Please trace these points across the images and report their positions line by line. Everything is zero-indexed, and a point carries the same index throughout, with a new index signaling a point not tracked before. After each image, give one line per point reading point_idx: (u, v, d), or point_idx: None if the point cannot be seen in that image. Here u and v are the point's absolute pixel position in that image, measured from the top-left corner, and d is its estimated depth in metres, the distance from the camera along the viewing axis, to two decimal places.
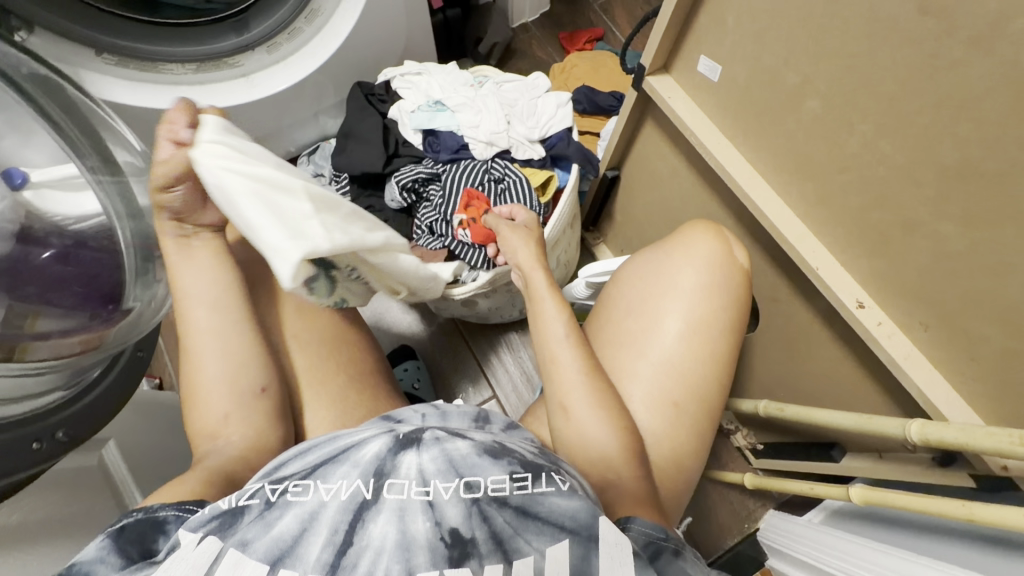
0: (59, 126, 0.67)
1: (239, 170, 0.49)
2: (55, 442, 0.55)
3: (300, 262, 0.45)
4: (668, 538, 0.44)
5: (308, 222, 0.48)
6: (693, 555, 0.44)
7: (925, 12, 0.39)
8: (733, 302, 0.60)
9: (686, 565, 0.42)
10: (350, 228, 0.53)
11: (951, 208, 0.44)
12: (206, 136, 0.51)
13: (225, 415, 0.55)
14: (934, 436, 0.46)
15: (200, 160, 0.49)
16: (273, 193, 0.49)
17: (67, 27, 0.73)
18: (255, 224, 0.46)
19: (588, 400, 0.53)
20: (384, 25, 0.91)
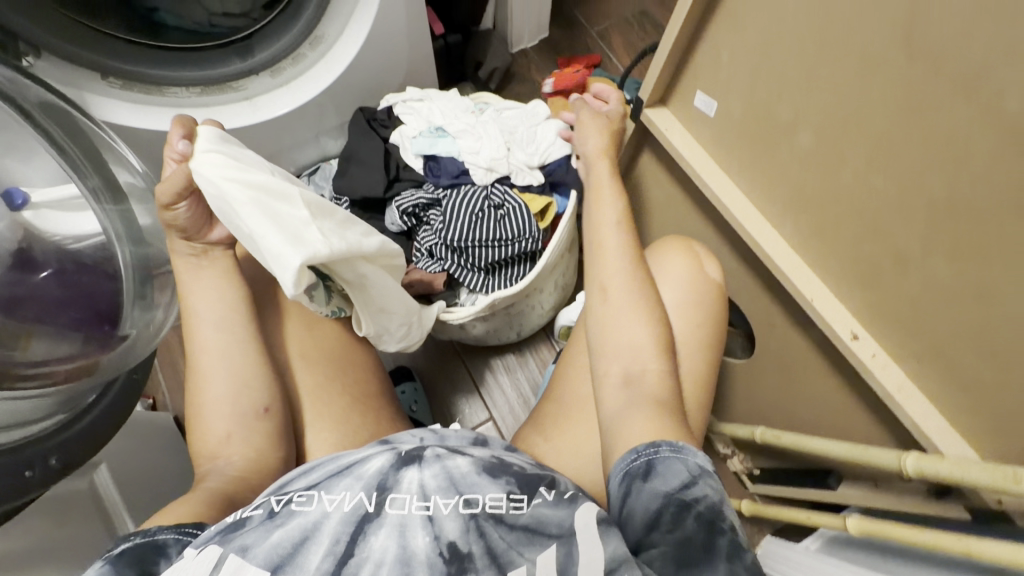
0: (64, 151, 0.66)
1: (237, 180, 0.51)
2: (48, 469, 0.54)
3: (300, 268, 0.48)
4: (638, 458, 0.45)
5: (307, 227, 0.50)
6: (669, 458, 0.44)
7: (913, 60, 0.41)
8: (709, 323, 0.61)
9: (658, 483, 0.43)
10: (347, 231, 0.55)
11: (941, 244, 0.45)
12: (203, 148, 0.53)
13: (228, 434, 0.55)
14: (930, 469, 0.46)
15: (200, 173, 0.52)
16: (271, 201, 0.51)
17: (73, 53, 0.74)
18: (257, 232, 0.48)
19: (630, 301, 0.55)
20: (386, 52, 0.92)
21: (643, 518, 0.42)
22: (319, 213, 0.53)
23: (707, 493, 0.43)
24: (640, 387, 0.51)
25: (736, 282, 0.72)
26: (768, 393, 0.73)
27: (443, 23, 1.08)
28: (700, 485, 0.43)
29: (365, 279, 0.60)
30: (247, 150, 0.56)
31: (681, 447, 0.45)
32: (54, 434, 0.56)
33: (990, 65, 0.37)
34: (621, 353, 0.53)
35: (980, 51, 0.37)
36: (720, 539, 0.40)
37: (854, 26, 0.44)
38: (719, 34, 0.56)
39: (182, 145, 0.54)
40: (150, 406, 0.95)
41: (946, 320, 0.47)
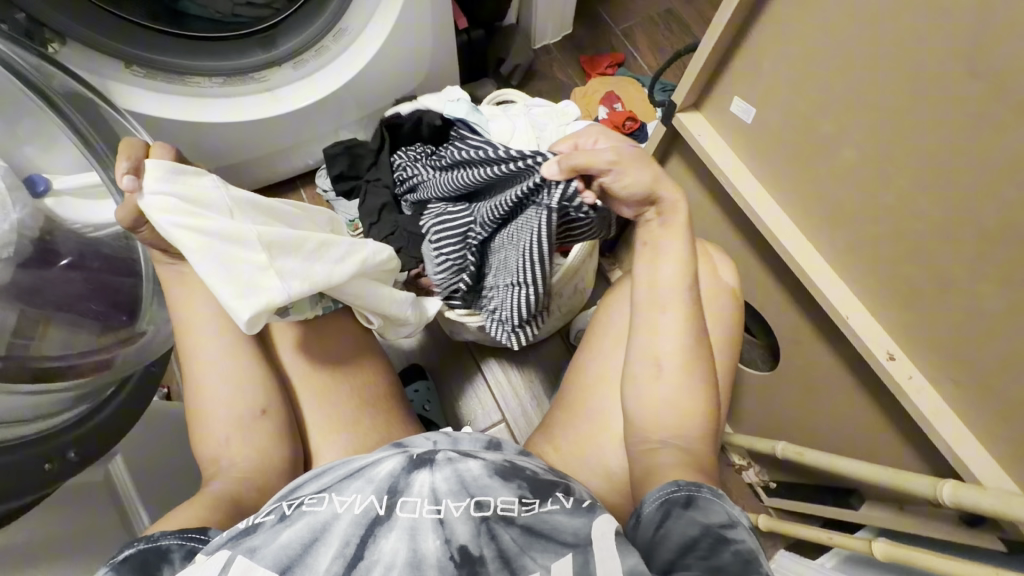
0: (89, 141, 0.67)
1: (190, 225, 0.48)
2: (67, 462, 0.54)
3: (253, 317, 0.47)
4: (679, 489, 0.43)
5: (264, 275, 0.48)
6: (709, 498, 0.43)
7: (974, 75, 0.39)
8: (726, 328, 0.60)
9: (698, 514, 0.41)
10: (314, 266, 0.52)
11: (988, 269, 0.43)
12: (152, 186, 0.49)
13: (227, 438, 0.56)
14: (968, 500, 0.45)
15: (151, 218, 0.48)
16: (226, 247, 0.48)
17: (101, 41, 0.73)
18: (207, 280, 0.46)
19: (678, 364, 0.52)
20: (410, 46, 0.91)
21: (677, 541, 0.39)
22: (283, 253, 0.50)
23: (746, 540, 0.39)
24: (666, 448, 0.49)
25: (763, 295, 0.70)
26: (790, 408, 0.72)
27: (467, 18, 1.06)
28: (740, 530, 0.40)
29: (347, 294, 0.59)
30: (205, 178, 0.51)
31: (723, 493, 0.44)
32: (71, 429, 0.56)
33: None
34: (663, 422, 0.51)
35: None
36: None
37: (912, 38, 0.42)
38: (761, 40, 0.54)
39: (127, 181, 0.49)
40: (165, 395, 0.95)
41: (991, 348, 0.45)
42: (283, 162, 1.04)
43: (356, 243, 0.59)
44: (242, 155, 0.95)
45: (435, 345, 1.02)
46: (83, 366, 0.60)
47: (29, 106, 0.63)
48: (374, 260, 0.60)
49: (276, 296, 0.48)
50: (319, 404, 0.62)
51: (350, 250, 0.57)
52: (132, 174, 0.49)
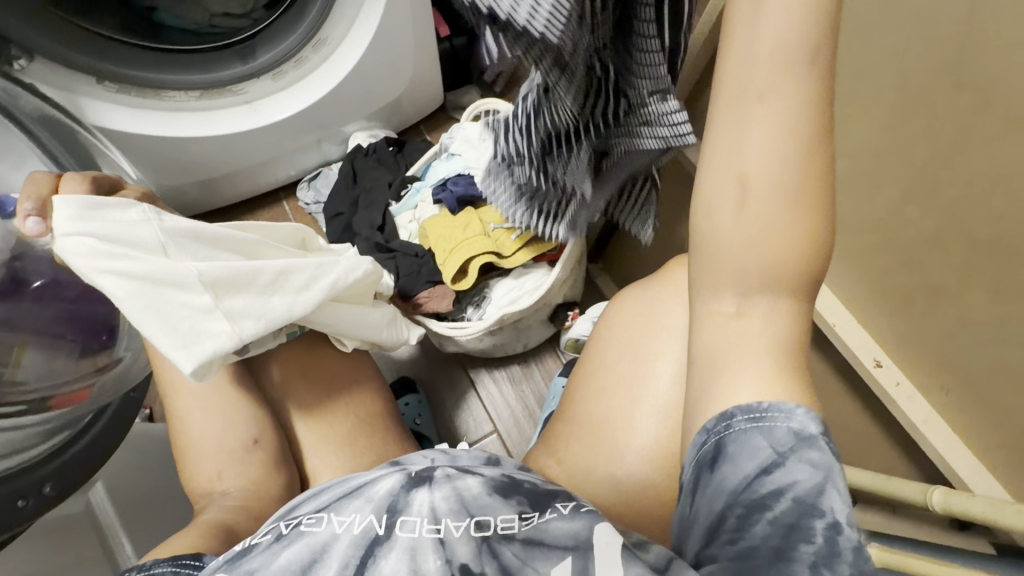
0: (58, 157, 0.64)
1: (117, 270, 0.43)
2: (42, 498, 0.54)
3: (201, 366, 0.45)
4: (706, 438, 0.33)
5: (210, 318, 0.46)
6: (746, 433, 0.32)
7: (960, 87, 0.40)
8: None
9: (730, 470, 0.32)
10: (269, 301, 0.51)
11: (976, 280, 0.44)
12: (61, 224, 0.43)
13: (219, 471, 0.56)
14: (958, 506, 0.45)
15: (72, 264, 0.43)
16: (160, 291, 0.45)
17: (68, 57, 0.71)
18: (143, 330, 0.44)
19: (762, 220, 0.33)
20: (392, 55, 0.90)
21: (704, 524, 0.32)
22: (230, 292, 0.48)
23: (798, 482, 0.30)
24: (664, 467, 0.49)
25: None
26: None
27: (449, 25, 1.07)
28: (790, 467, 0.31)
29: (313, 321, 0.57)
30: (133, 210, 0.46)
31: (768, 409, 0.32)
32: (47, 460, 0.56)
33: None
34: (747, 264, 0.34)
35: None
36: (802, 548, 0.28)
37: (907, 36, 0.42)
38: None
39: (31, 225, 0.44)
40: (147, 417, 0.93)
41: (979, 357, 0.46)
42: (266, 174, 1.02)
43: (322, 266, 0.57)
44: (222, 168, 0.93)
45: (425, 356, 1.01)
46: (56, 397, 0.58)
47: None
48: (342, 283, 0.58)
49: (223, 339, 0.46)
50: (312, 423, 0.61)
51: (314, 275, 0.55)
52: (30, 212, 0.45)
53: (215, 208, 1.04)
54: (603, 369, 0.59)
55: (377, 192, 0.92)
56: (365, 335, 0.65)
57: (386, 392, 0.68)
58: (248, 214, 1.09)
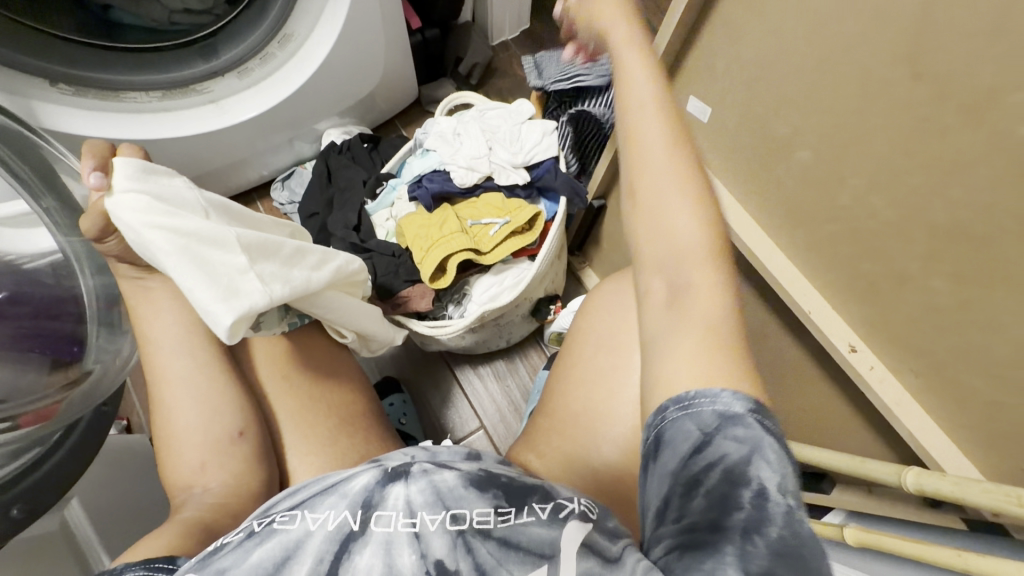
0: (16, 172, 0.58)
1: (165, 225, 0.43)
2: (9, 520, 0.51)
3: (234, 323, 0.42)
4: (647, 433, 0.36)
5: (245, 277, 0.44)
6: (676, 420, 0.34)
7: (918, 77, 0.38)
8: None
9: (669, 457, 0.34)
10: (294, 272, 0.49)
11: (942, 265, 0.43)
12: (120, 183, 0.44)
13: (202, 463, 0.54)
14: (929, 486, 0.46)
15: (121, 219, 0.43)
16: (202, 246, 0.43)
17: (16, 59, 0.67)
18: (183, 282, 0.42)
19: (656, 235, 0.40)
20: (362, 48, 0.87)
21: (653, 506, 0.34)
22: (264, 256, 0.46)
23: (725, 455, 0.31)
24: None
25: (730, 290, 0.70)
26: None
27: (421, 17, 1.03)
28: (721, 444, 0.32)
29: (317, 303, 0.55)
30: (176, 178, 0.47)
31: (694, 396, 0.34)
32: (13, 483, 0.53)
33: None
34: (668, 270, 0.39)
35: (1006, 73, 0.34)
36: (736, 516, 0.29)
37: (865, 31, 0.40)
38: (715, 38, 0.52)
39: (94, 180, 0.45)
40: (124, 428, 0.91)
41: (950, 343, 0.46)
42: (237, 175, 0.99)
43: (331, 251, 0.56)
44: (189, 172, 0.90)
45: (410, 355, 1.00)
46: (23, 415, 0.55)
47: None
48: (347, 267, 0.58)
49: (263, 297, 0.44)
50: (294, 420, 0.60)
51: (325, 257, 0.54)
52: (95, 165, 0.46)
53: None
54: (582, 363, 0.59)
55: (352, 191, 0.90)
56: (362, 326, 0.65)
57: (369, 392, 0.67)
58: None
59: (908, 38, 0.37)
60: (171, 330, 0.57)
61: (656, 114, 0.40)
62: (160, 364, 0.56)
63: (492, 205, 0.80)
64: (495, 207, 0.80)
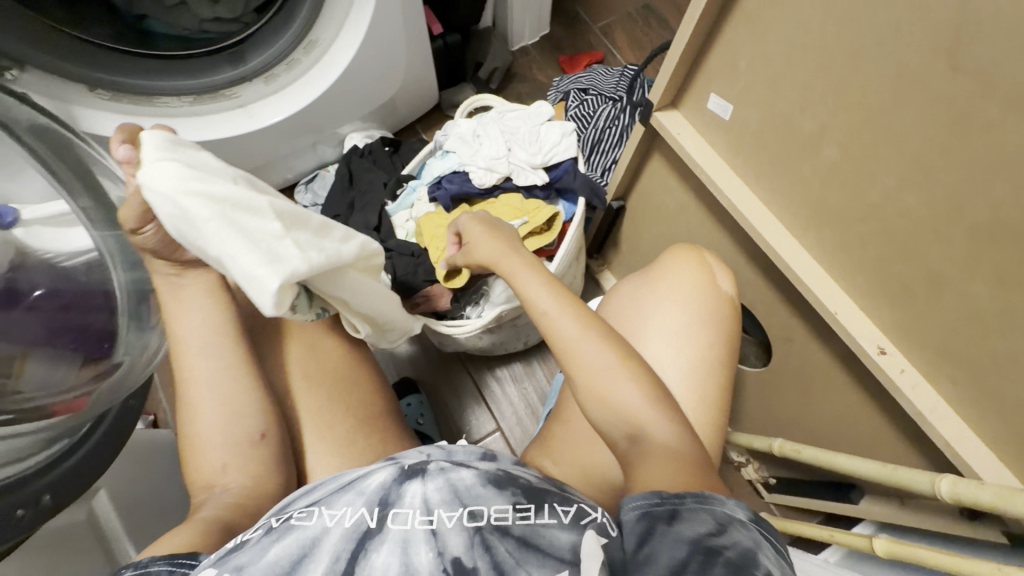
0: (58, 173, 0.63)
1: (202, 193, 0.40)
2: (41, 508, 0.50)
3: (280, 289, 0.41)
4: (661, 502, 0.39)
5: (285, 244, 0.43)
6: (693, 509, 0.39)
7: (955, 69, 0.37)
8: (727, 335, 0.56)
9: (683, 528, 0.37)
10: (324, 242, 0.49)
11: (980, 265, 0.42)
12: (150, 152, 0.40)
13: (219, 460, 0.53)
14: (966, 495, 0.44)
15: (153, 187, 0.39)
16: (241, 215, 0.42)
17: (57, 66, 0.71)
18: (226, 251, 0.40)
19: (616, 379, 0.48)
20: (383, 51, 0.89)
21: (667, 563, 0.35)
22: (297, 225, 0.46)
23: (738, 543, 0.36)
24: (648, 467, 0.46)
25: (752, 292, 0.69)
26: (784, 403, 0.71)
27: (442, 22, 1.04)
28: (730, 533, 0.37)
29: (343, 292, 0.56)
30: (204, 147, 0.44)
31: (708, 497, 0.40)
32: (44, 471, 0.52)
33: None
34: (623, 422, 0.47)
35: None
36: None
37: (900, 21, 0.38)
38: (737, 35, 0.51)
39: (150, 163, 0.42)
40: (151, 423, 0.93)
41: (986, 346, 0.44)
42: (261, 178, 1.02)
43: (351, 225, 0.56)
44: None
45: (427, 357, 1.01)
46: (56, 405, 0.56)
47: None
48: (369, 247, 0.58)
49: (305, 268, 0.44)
50: (312, 419, 0.60)
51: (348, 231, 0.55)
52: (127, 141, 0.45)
53: None
54: None
55: (373, 193, 0.91)
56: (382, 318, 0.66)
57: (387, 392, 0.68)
58: None
59: (949, 26, 0.36)
60: (199, 330, 0.55)
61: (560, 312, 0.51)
62: (187, 363, 0.55)
63: (511, 206, 0.80)
64: (513, 207, 0.80)
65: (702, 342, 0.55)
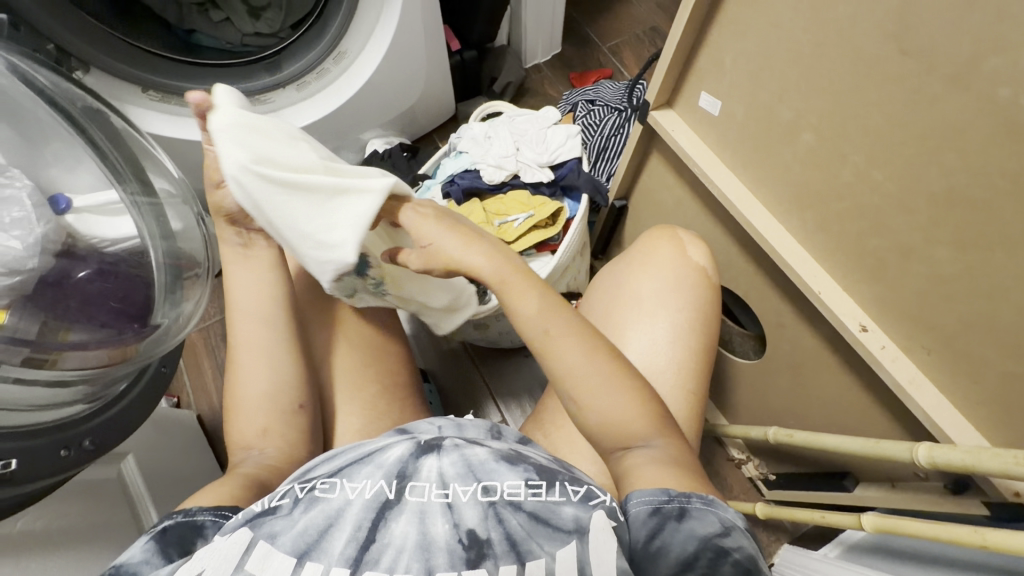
0: (107, 157, 0.70)
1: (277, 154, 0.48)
2: (82, 451, 0.55)
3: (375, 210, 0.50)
4: (670, 500, 0.41)
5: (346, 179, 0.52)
6: (702, 511, 0.41)
7: (905, 52, 0.41)
8: (703, 308, 0.62)
9: (693, 527, 0.40)
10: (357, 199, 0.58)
11: (943, 234, 0.45)
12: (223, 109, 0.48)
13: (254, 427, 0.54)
14: (941, 458, 0.46)
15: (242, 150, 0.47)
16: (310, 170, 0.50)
17: (122, 69, 0.80)
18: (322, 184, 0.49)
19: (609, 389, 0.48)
20: (406, 63, 0.96)
21: (678, 557, 0.39)
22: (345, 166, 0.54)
23: (743, 545, 0.40)
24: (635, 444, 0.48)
25: (746, 282, 0.72)
26: (778, 391, 0.73)
27: (459, 40, 1.13)
28: (736, 536, 0.40)
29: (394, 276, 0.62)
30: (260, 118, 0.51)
31: (713, 500, 0.42)
32: (87, 419, 0.57)
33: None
34: (617, 431, 0.48)
35: (989, 44, 0.36)
36: None
37: (857, 14, 0.43)
38: (722, 35, 0.56)
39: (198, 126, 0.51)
40: (174, 404, 0.99)
41: (959, 313, 0.47)
42: None
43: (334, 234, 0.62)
44: None
45: (437, 350, 1.05)
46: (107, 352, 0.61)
47: (58, 130, 0.66)
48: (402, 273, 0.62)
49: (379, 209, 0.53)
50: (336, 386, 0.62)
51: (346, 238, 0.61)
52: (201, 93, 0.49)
53: None
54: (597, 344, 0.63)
55: None
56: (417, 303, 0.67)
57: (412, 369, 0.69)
58: None
59: (897, 14, 0.40)
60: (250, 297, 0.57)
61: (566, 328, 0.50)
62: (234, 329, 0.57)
63: (518, 201, 0.84)
64: (520, 203, 0.85)
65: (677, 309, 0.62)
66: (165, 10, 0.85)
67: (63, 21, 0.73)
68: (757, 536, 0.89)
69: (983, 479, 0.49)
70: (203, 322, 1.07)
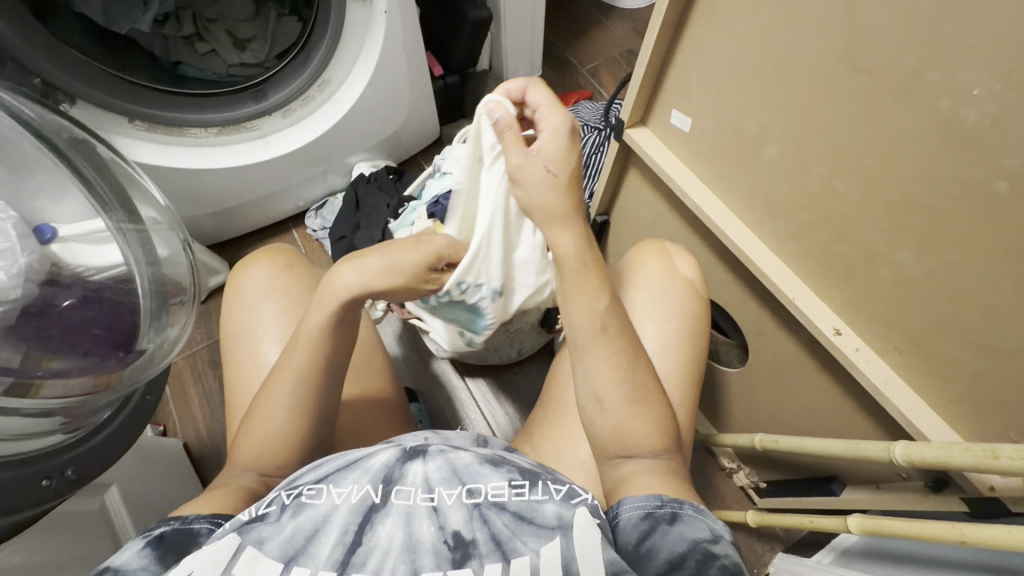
0: (88, 180, 0.71)
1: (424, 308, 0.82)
2: (63, 481, 0.54)
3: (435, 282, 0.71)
4: (663, 505, 0.43)
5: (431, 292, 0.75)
6: (692, 518, 0.42)
7: (855, 69, 0.44)
8: (686, 318, 0.63)
9: (683, 530, 0.41)
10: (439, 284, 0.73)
11: (904, 237, 0.47)
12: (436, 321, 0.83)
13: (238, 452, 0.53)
14: (917, 456, 0.46)
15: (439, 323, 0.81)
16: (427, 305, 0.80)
17: (102, 99, 0.80)
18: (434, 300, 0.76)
19: (626, 399, 0.49)
20: (389, 90, 0.99)
21: (667, 556, 0.39)
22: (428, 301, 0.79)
23: (730, 554, 0.39)
24: (634, 451, 0.49)
25: (725, 291, 0.74)
26: (761, 397, 0.75)
27: (441, 66, 1.16)
28: (723, 545, 0.40)
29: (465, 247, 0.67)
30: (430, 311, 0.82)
31: (702, 510, 0.43)
32: (67, 449, 0.56)
33: (987, 63, 0.36)
34: (623, 442, 0.49)
35: (927, 59, 0.39)
36: None
37: (808, 35, 0.46)
38: (688, 57, 0.59)
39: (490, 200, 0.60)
40: (160, 432, 0.97)
41: (922, 313, 0.49)
42: (275, 206, 1.11)
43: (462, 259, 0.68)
44: (239, 199, 1.02)
45: (426, 368, 1.05)
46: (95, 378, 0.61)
47: (43, 161, 0.67)
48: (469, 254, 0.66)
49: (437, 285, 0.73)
50: None
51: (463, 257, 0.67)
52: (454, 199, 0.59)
53: (226, 237, 1.13)
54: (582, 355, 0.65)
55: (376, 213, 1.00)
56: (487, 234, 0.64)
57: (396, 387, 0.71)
58: (260, 243, 1.18)
59: (845, 33, 0.43)
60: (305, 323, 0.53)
61: (602, 347, 0.49)
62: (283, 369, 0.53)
63: None
64: None
65: (662, 319, 0.63)
66: (152, 44, 0.87)
67: (47, 54, 0.74)
68: (750, 545, 0.89)
69: (959, 476, 0.50)
70: (189, 348, 1.07)
